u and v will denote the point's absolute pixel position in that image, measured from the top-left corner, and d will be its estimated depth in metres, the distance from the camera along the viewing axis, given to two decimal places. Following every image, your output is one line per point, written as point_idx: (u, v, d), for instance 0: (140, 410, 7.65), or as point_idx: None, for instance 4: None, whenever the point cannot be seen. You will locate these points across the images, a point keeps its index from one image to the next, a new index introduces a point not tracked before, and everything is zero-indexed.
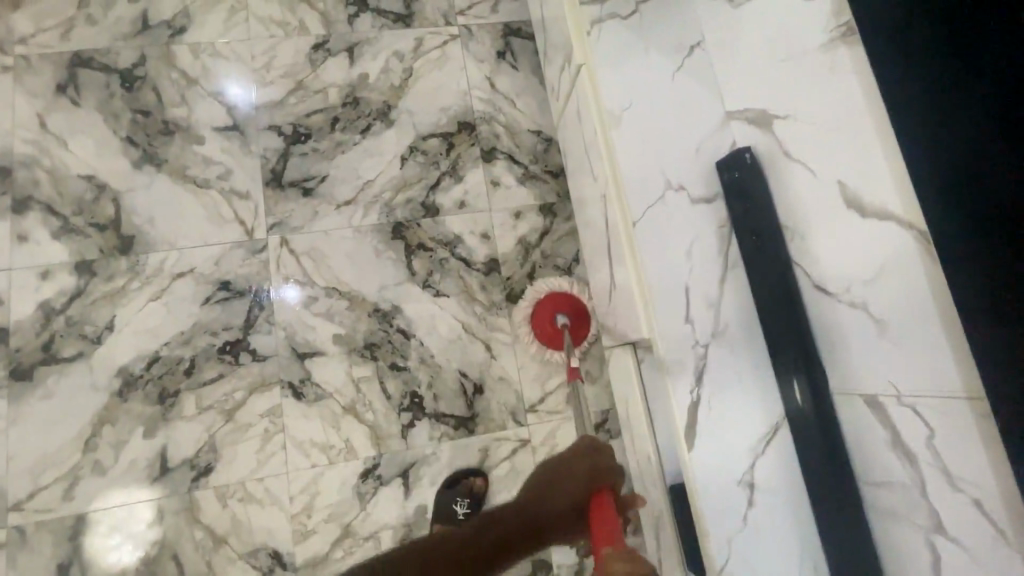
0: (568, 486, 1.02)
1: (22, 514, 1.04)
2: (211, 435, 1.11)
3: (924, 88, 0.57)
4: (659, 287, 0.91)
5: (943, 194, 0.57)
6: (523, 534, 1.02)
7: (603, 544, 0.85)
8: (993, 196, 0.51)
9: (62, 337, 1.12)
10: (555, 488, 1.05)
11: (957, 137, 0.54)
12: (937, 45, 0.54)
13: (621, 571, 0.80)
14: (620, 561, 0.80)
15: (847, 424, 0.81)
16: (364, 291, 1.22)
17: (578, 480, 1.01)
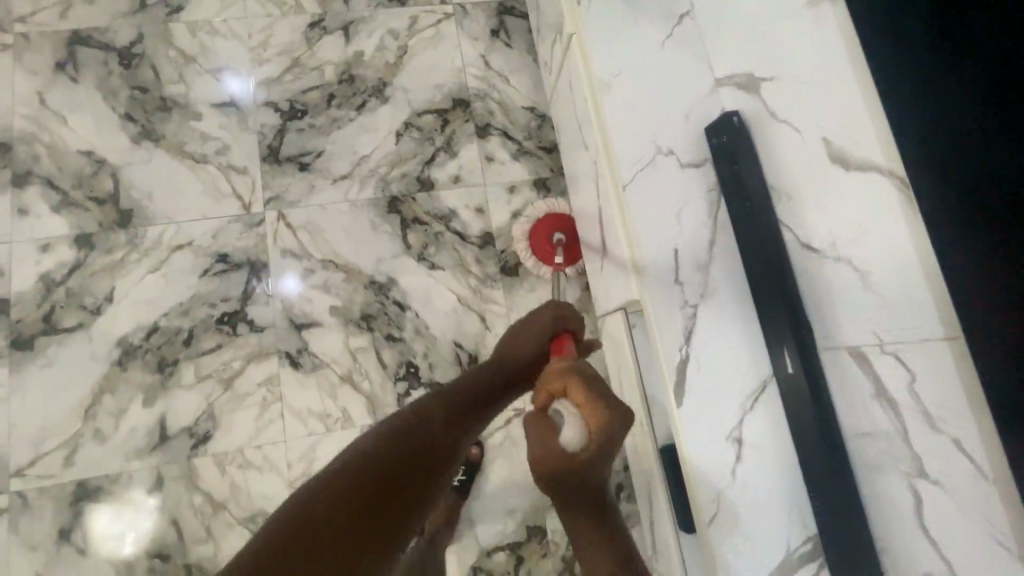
0: (532, 335, 0.87)
1: (24, 479, 1.06)
2: (209, 404, 1.13)
3: (924, 85, 0.62)
4: (648, 249, 0.92)
5: (943, 181, 0.62)
6: (495, 376, 0.82)
7: (557, 385, 0.72)
8: (996, 176, 0.55)
9: (63, 308, 1.13)
10: (516, 336, 0.88)
11: (954, 127, 0.59)
12: (933, 40, 0.60)
13: (585, 401, 0.69)
14: (581, 391, 0.70)
15: (835, 380, 0.81)
16: (360, 264, 1.24)
17: (542, 327, 0.87)
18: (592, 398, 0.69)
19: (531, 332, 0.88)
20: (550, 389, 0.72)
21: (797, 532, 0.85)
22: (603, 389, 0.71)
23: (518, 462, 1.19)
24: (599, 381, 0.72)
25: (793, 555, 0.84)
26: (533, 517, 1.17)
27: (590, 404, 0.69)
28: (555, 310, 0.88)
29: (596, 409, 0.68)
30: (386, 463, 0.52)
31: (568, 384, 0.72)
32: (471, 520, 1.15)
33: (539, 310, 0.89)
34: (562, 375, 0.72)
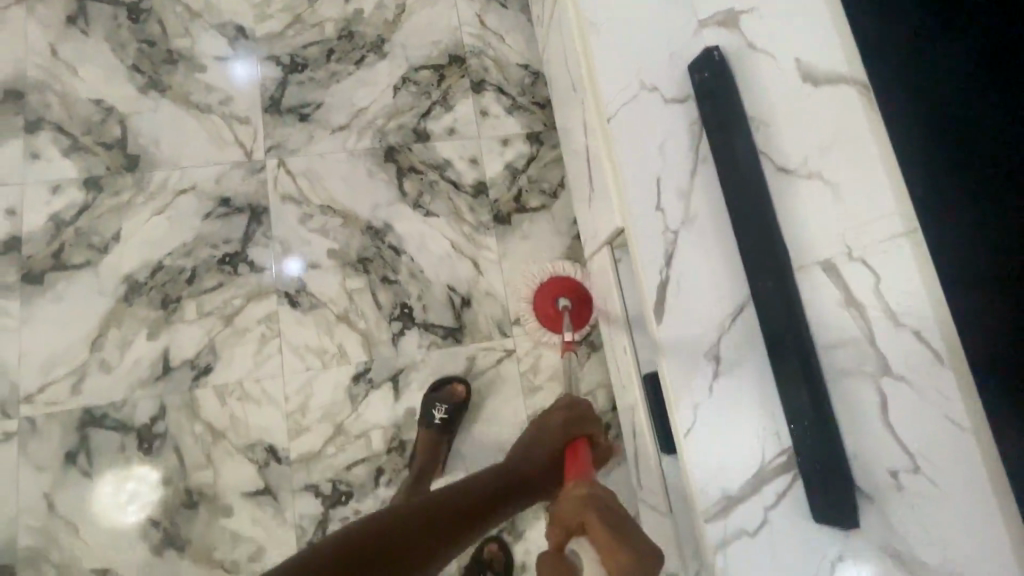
0: (551, 439, 0.99)
1: (34, 405, 1.10)
2: (211, 338, 1.17)
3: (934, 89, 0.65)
4: (631, 177, 0.96)
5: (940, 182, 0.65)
6: (520, 475, 0.94)
7: (576, 516, 0.81)
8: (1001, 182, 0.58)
9: (71, 246, 1.18)
10: (539, 440, 1.01)
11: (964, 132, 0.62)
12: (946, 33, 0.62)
13: (602, 538, 0.77)
14: (598, 524, 0.78)
15: (807, 294, 0.84)
16: (357, 210, 1.28)
17: (557, 432, 1.00)
18: (608, 531, 0.78)
19: (546, 438, 1.00)
20: (568, 523, 0.80)
21: (772, 445, 0.87)
22: (620, 521, 0.79)
23: (508, 400, 1.23)
24: (618, 514, 0.80)
25: (768, 467, 0.87)
26: None
27: (610, 553, 0.76)
28: (573, 409, 1.04)
29: (613, 551, 0.77)
30: (419, 523, 0.68)
31: (586, 520, 0.80)
32: (462, 453, 1.19)
33: (561, 408, 1.04)
34: (579, 508, 0.81)
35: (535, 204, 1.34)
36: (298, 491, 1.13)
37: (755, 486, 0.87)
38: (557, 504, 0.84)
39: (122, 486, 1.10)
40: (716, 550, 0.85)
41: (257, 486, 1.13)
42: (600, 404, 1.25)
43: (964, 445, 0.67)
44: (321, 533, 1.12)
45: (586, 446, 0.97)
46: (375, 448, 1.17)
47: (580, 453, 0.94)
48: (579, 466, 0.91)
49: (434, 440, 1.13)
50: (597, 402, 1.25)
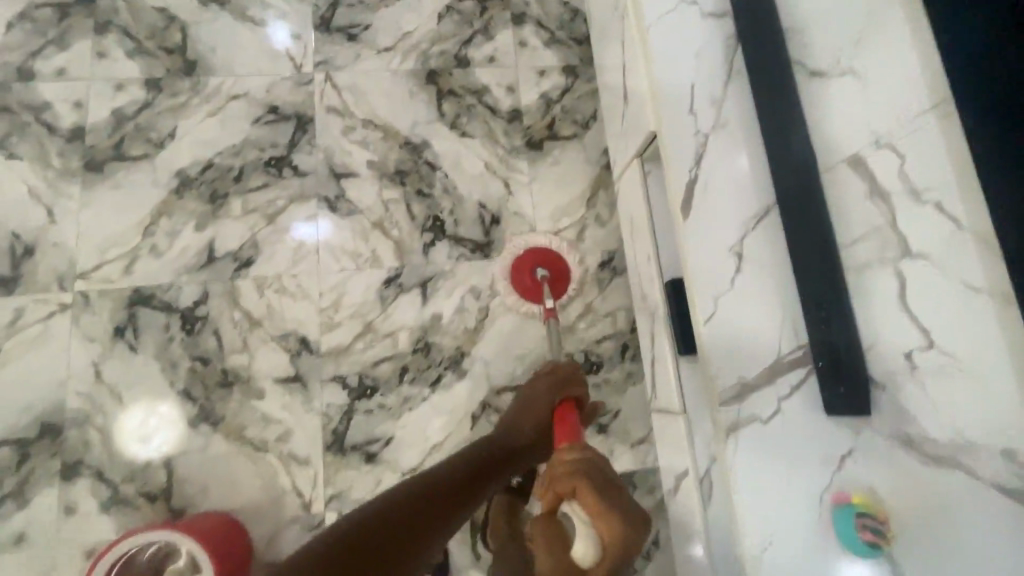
0: (536, 410, 0.97)
1: (88, 281, 1.18)
2: (253, 234, 1.24)
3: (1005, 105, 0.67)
4: (666, 84, 1.00)
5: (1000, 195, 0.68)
6: (494, 449, 0.93)
7: (565, 484, 0.72)
8: None
9: (131, 139, 1.25)
10: (528, 409, 0.98)
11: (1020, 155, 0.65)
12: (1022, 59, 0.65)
13: (592, 504, 0.69)
14: (586, 489, 0.70)
15: (830, 192, 0.86)
16: (397, 126, 1.33)
17: (545, 394, 0.98)
18: (596, 495, 0.69)
19: (535, 402, 0.98)
20: (557, 490, 0.72)
21: (790, 340, 0.90)
22: (608, 485, 0.71)
23: (530, 315, 1.27)
24: (608, 479, 0.72)
25: (782, 360, 0.90)
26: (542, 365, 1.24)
27: (598, 510, 0.68)
28: (554, 374, 1.00)
29: (604, 514, 0.68)
30: (385, 524, 0.68)
31: (575, 485, 0.71)
32: (483, 360, 1.23)
33: (538, 377, 1.02)
34: (567, 475, 0.72)
35: (567, 133, 1.38)
36: (327, 381, 1.19)
37: (770, 375, 0.89)
38: (548, 472, 0.74)
39: (147, 419, 1.14)
40: (727, 434, 0.88)
41: (289, 373, 1.18)
42: (618, 325, 1.29)
43: (982, 316, 0.72)
44: (346, 422, 1.17)
45: (574, 411, 0.91)
46: (402, 347, 1.22)
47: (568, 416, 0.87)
48: (567, 425, 0.85)
49: None
50: (616, 323, 1.29)
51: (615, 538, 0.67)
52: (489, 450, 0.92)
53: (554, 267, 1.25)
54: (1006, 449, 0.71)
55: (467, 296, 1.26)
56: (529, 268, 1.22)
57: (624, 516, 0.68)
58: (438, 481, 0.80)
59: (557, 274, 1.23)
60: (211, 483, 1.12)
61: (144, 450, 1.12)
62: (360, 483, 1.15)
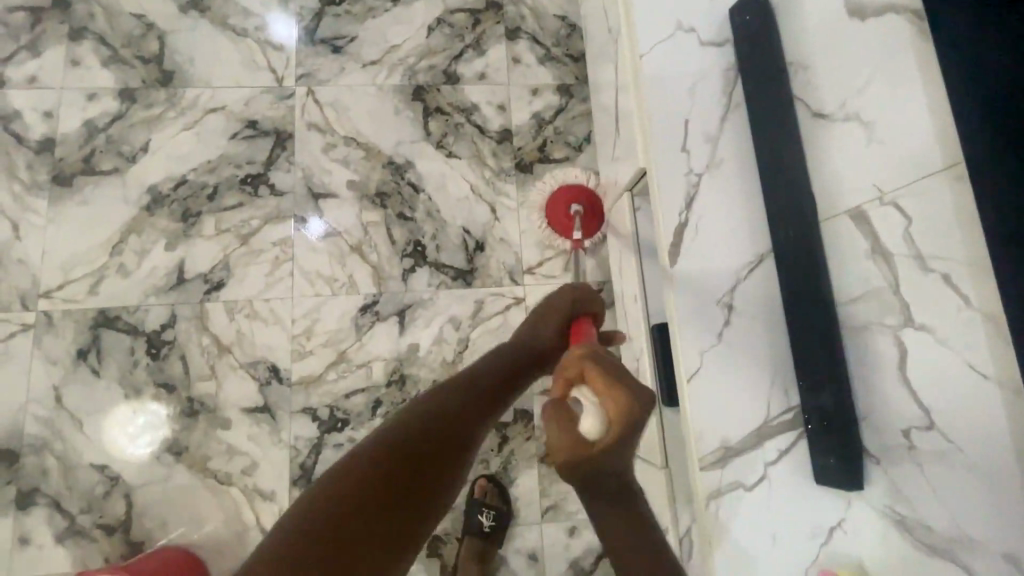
0: (553, 318, 0.83)
1: (51, 301, 1.13)
2: (225, 256, 1.19)
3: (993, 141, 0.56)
4: (658, 118, 0.93)
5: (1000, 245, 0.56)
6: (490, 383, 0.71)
7: (574, 368, 0.58)
8: None
9: (102, 153, 1.21)
10: (544, 316, 0.84)
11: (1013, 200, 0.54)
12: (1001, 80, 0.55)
13: (601, 388, 0.54)
14: (596, 374, 0.55)
15: (829, 243, 0.82)
16: (380, 145, 1.28)
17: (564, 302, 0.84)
18: (608, 380, 0.54)
19: (553, 312, 0.84)
20: (564, 376, 0.58)
21: (778, 401, 0.85)
22: (626, 375, 0.54)
23: None
24: (627, 368, 0.56)
25: (770, 423, 0.84)
26: (522, 402, 1.19)
27: (608, 389, 0.53)
28: (572, 294, 0.85)
29: (611, 392, 0.53)
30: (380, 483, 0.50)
31: (584, 369, 0.57)
32: None
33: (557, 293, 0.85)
34: (574, 361, 0.58)
35: (559, 155, 1.32)
36: (297, 412, 1.14)
37: (756, 441, 0.84)
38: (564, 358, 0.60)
39: (133, 418, 1.10)
40: (707, 501, 0.81)
41: (257, 404, 1.13)
42: None
43: (989, 406, 0.61)
44: (314, 457, 1.12)
45: (588, 326, 0.83)
46: (376, 379, 1.17)
47: (582, 331, 0.81)
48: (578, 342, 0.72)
49: None
50: (603, 359, 1.23)
51: (625, 417, 0.50)
52: (494, 372, 0.73)
53: (590, 204, 1.21)
54: (1008, 554, 0.59)
55: (447, 326, 1.21)
56: (563, 204, 1.19)
57: (634, 390, 0.52)
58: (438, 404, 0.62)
59: (592, 211, 1.20)
60: (171, 516, 1.08)
61: (132, 446, 1.09)
62: None
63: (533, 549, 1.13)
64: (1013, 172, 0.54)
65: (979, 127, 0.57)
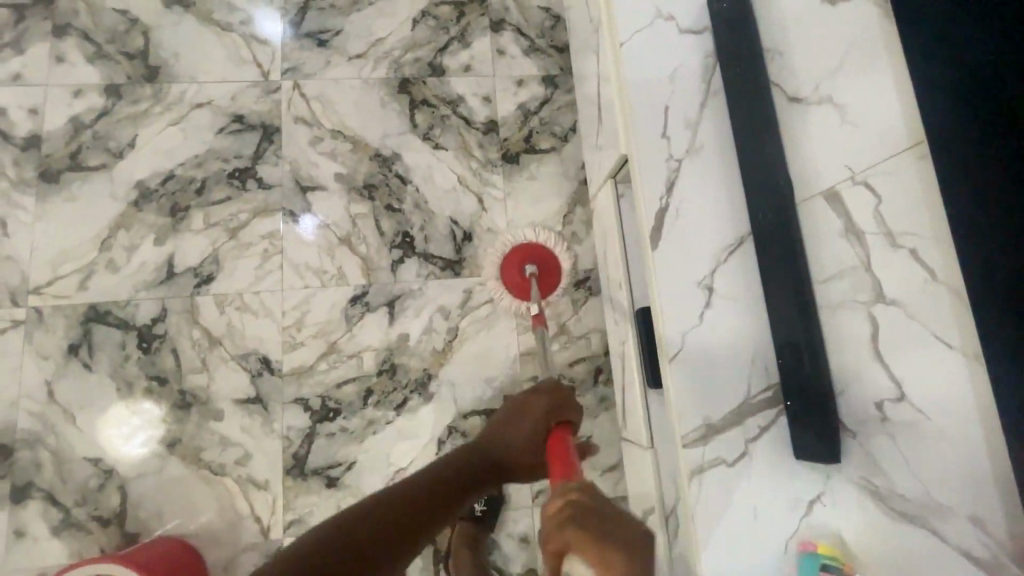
0: (532, 417, 0.89)
1: (41, 297, 1.14)
2: (215, 249, 1.20)
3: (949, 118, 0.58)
4: (638, 105, 0.95)
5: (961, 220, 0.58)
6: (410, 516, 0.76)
7: (557, 538, 0.54)
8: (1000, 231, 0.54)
9: (89, 148, 1.21)
10: (517, 412, 0.92)
11: (970, 174, 0.56)
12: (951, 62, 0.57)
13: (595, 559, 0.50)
14: (583, 542, 0.51)
15: (806, 223, 0.84)
16: (367, 137, 1.29)
17: (538, 412, 0.89)
18: (597, 551, 0.50)
19: (533, 406, 0.90)
20: (550, 548, 0.54)
21: (759, 379, 0.87)
22: (614, 532, 0.52)
23: (501, 335, 1.23)
24: (615, 523, 0.53)
25: (752, 400, 0.86)
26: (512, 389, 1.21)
27: (605, 564, 0.49)
28: (553, 392, 0.90)
29: (607, 563, 0.49)
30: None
31: (568, 543, 0.52)
32: (451, 382, 1.20)
33: (539, 389, 0.92)
34: (557, 527, 0.54)
35: (545, 146, 1.33)
36: (288, 403, 1.15)
37: (739, 416, 0.85)
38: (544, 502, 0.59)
39: (130, 417, 1.11)
40: (691, 477, 0.83)
41: (249, 395, 1.15)
42: (592, 347, 1.25)
43: (955, 373, 0.63)
44: (307, 446, 1.14)
45: (569, 440, 0.79)
46: (367, 368, 1.18)
47: (561, 446, 0.77)
48: (561, 455, 0.75)
49: None
50: (591, 346, 1.25)
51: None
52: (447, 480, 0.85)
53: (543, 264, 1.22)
54: (975, 517, 0.62)
55: (436, 317, 1.22)
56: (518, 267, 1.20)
57: (630, 559, 0.49)
58: (410, 492, 0.79)
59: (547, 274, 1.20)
60: (166, 507, 1.09)
61: (130, 445, 1.10)
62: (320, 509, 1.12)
63: (525, 532, 1.15)
64: (974, 144, 0.55)
65: (945, 95, 0.58)
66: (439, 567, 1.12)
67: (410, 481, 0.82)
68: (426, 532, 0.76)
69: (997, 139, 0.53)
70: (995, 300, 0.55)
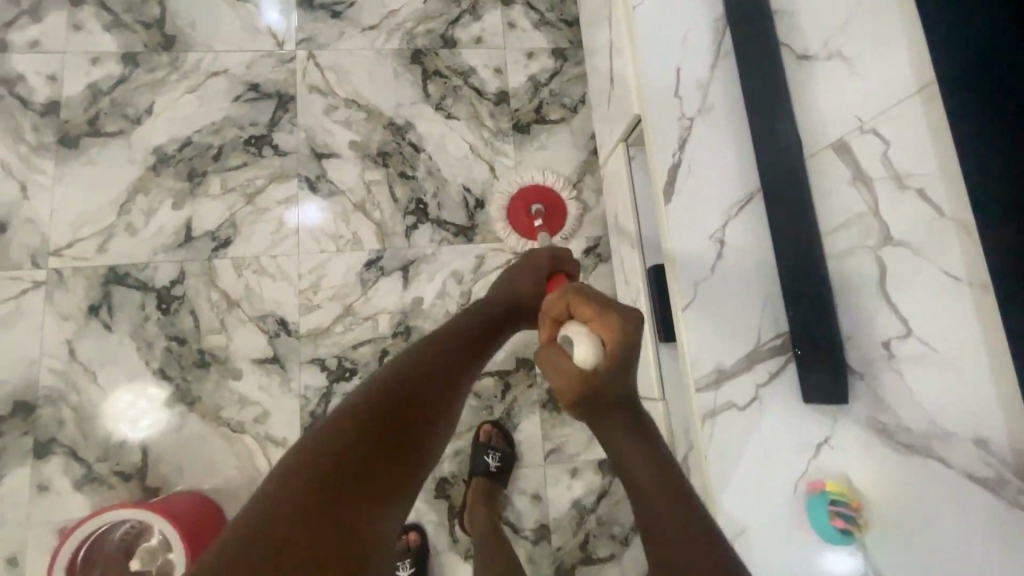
0: (528, 269, 0.83)
1: (61, 259, 1.16)
2: (232, 213, 1.22)
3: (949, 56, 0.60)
4: (651, 66, 0.97)
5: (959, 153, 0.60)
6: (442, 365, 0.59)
7: (558, 309, 0.56)
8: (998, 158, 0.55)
9: (107, 115, 1.23)
10: (517, 278, 0.82)
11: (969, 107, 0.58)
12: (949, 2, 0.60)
13: (589, 313, 0.53)
14: (584, 307, 0.53)
15: (815, 176, 0.88)
16: (380, 106, 1.31)
17: (538, 259, 0.83)
18: (598, 309, 0.52)
19: (525, 273, 0.82)
20: (553, 314, 0.57)
21: (769, 328, 0.90)
22: (610, 299, 0.53)
23: None
24: (606, 293, 0.54)
25: (761, 347, 0.89)
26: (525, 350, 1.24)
27: (598, 319, 0.52)
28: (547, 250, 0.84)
29: (605, 323, 0.51)
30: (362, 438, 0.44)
31: (569, 306, 0.56)
32: None
33: (523, 262, 0.84)
34: (558, 303, 0.56)
35: (555, 116, 1.36)
36: (305, 363, 1.17)
37: (749, 363, 0.88)
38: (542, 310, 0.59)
39: (137, 401, 1.12)
40: (704, 419, 0.86)
41: (267, 355, 1.17)
42: None
43: (959, 303, 0.66)
44: (324, 404, 1.16)
45: (565, 281, 0.82)
46: (382, 330, 1.21)
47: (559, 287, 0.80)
48: None
49: None
50: None
51: (619, 335, 0.50)
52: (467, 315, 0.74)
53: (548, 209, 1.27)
54: (978, 438, 0.65)
55: (449, 281, 1.25)
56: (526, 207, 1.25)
57: (624, 317, 0.51)
58: (428, 350, 0.60)
59: (552, 209, 1.26)
60: (185, 463, 1.11)
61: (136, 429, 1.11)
62: None
63: (537, 489, 1.18)
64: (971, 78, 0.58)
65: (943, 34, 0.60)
66: (454, 520, 1.14)
67: (429, 344, 0.62)
68: (464, 375, 0.62)
69: (999, 60, 0.54)
70: (990, 223, 0.57)
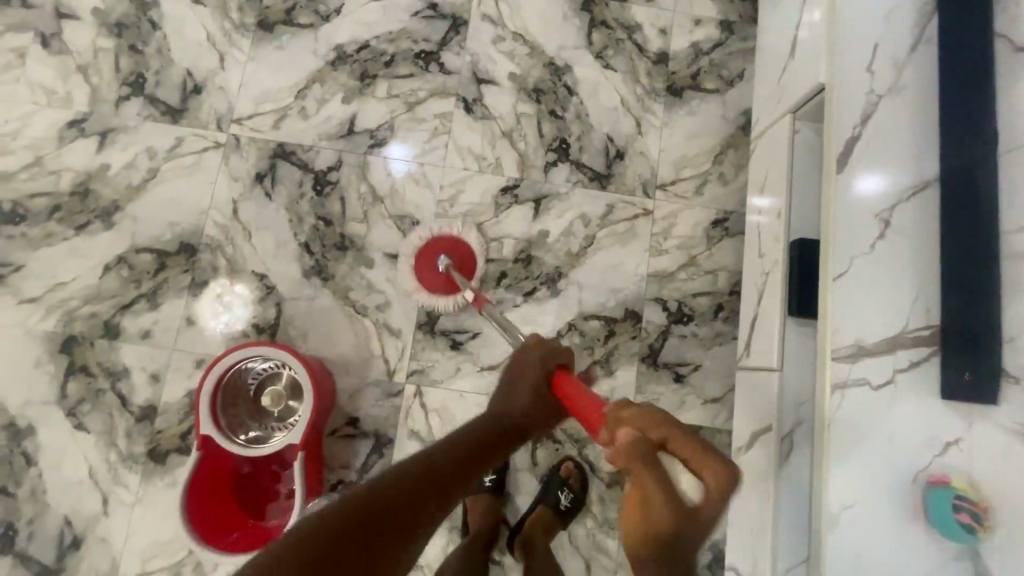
0: (527, 381, 0.87)
1: (240, 127, 1.28)
2: (391, 117, 1.30)
3: None
4: (846, 38, 0.95)
5: None
6: (428, 475, 0.69)
7: (653, 431, 0.61)
8: None
9: (301, 8, 1.34)
10: (513, 384, 0.89)
11: None
12: None
13: (690, 455, 0.59)
14: (682, 440, 0.60)
15: (1006, 174, 0.86)
16: (544, 45, 1.35)
17: (531, 368, 0.87)
18: (695, 448, 0.59)
19: (525, 368, 0.88)
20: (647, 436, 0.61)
21: (918, 317, 0.87)
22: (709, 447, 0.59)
23: (633, 252, 1.28)
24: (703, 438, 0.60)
25: (907, 334, 0.87)
26: (634, 304, 1.27)
27: (696, 455, 0.59)
28: (544, 349, 0.89)
29: (700, 463, 0.58)
30: (332, 535, 0.55)
31: (667, 437, 0.60)
32: (577, 284, 1.26)
33: (525, 349, 0.90)
34: (650, 421, 0.62)
35: (710, 86, 1.36)
36: None
37: (890, 346, 0.86)
38: (628, 411, 0.65)
39: (228, 291, 1.22)
40: (833, 389, 0.85)
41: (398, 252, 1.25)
42: (718, 285, 1.28)
43: None
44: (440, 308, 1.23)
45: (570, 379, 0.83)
46: (505, 254, 1.26)
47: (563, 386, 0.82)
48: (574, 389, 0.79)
49: (485, 504, 1.13)
50: (716, 282, 1.29)
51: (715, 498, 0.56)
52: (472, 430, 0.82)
53: (457, 255, 1.20)
54: None
55: (576, 223, 1.28)
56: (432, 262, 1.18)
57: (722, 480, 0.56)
58: (437, 454, 0.73)
59: (462, 263, 1.20)
60: (311, 330, 1.21)
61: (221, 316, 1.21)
62: (441, 366, 1.21)
63: None
64: None
65: None
66: (536, 444, 1.20)
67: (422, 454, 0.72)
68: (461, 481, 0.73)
69: None
70: None
